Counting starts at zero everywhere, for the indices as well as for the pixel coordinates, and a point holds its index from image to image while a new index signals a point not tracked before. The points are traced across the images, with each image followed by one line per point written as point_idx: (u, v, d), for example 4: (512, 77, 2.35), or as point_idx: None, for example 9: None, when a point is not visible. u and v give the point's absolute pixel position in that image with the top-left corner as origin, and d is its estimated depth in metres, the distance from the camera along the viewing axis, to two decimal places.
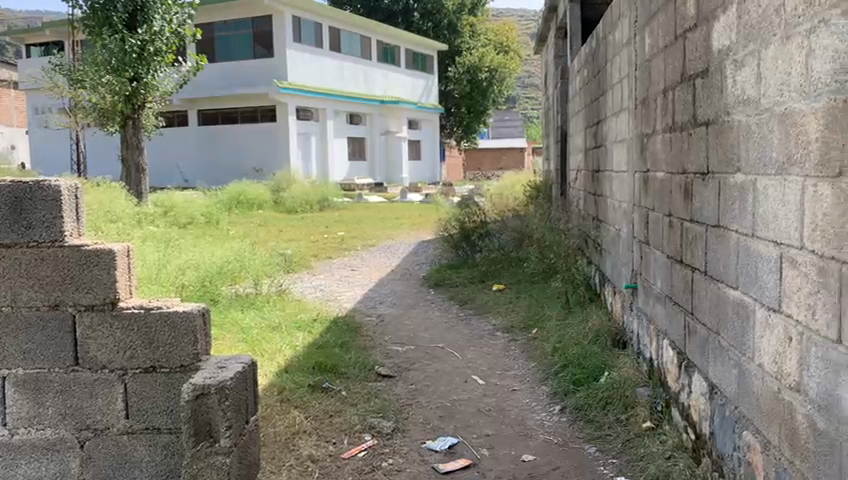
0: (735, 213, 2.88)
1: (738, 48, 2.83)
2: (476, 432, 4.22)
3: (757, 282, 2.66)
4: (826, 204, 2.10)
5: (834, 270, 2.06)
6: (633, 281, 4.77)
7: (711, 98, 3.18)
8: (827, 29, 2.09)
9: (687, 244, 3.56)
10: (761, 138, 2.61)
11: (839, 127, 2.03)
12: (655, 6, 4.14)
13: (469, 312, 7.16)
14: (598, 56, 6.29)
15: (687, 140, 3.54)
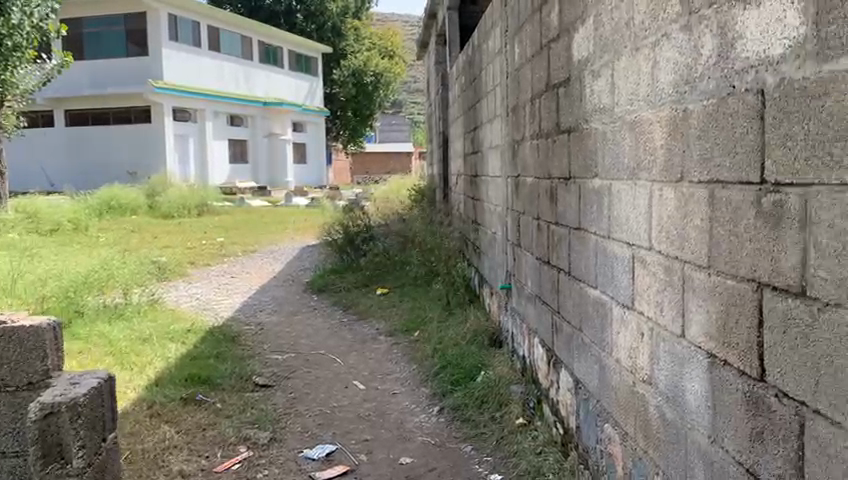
0: (594, 216, 3.03)
1: (595, 59, 2.97)
2: (355, 437, 4.20)
3: (613, 281, 2.81)
4: (670, 207, 2.25)
5: (678, 270, 2.21)
6: (507, 283, 4.91)
7: (572, 106, 3.33)
8: (669, 43, 2.24)
9: (553, 246, 3.70)
10: (615, 144, 2.76)
11: (680, 135, 2.18)
12: (522, 16, 4.30)
13: (352, 316, 7.13)
14: (473, 63, 6.45)
15: (552, 146, 3.69)
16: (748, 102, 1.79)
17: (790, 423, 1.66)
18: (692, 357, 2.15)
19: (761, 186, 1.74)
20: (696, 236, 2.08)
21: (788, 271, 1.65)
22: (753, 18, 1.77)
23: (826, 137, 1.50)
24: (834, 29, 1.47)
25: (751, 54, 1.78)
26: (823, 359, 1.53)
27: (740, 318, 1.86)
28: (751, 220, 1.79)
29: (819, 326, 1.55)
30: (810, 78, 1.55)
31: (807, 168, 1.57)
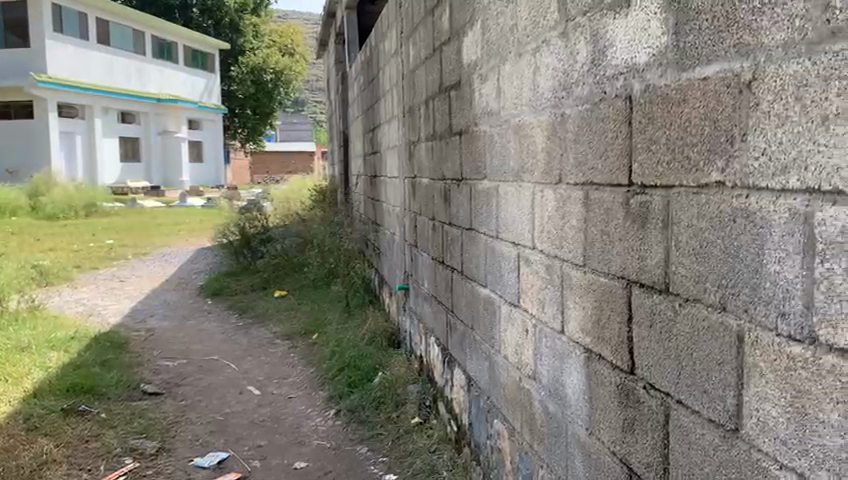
0: (484, 216, 3.09)
1: (483, 62, 3.04)
2: (248, 444, 4.12)
3: (501, 280, 2.89)
4: (549, 208, 2.38)
5: (557, 268, 2.33)
6: (404, 283, 4.95)
7: (462, 108, 3.39)
8: (549, 50, 2.35)
9: (446, 247, 3.75)
10: (502, 146, 2.83)
11: (557, 139, 2.31)
12: (416, 19, 4.33)
13: (248, 320, 6.97)
14: (371, 64, 6.46)
15: (445, 148, 3.74)
16: (617, 108, 1.91)
17: (657, 413, 1.76)
18: (572, 353, 2.25)
19: (629, 188, 1.86)
20: (573, 236, 2.20)
21: (654, 269, 1.75)
22: (622, 27, 1.86)
23: (684, 141, 1.60)
24: (691, 39, 1.57)
25: (619, 62, 1.90)
26: (684, 351, 1.63)
27: (611, 314, 1.98)
28: (620, 221, 1.91)
29: (680, 320, 1.64)
30: (670, 85, 1.65)
31: (669, 172, 1.67)
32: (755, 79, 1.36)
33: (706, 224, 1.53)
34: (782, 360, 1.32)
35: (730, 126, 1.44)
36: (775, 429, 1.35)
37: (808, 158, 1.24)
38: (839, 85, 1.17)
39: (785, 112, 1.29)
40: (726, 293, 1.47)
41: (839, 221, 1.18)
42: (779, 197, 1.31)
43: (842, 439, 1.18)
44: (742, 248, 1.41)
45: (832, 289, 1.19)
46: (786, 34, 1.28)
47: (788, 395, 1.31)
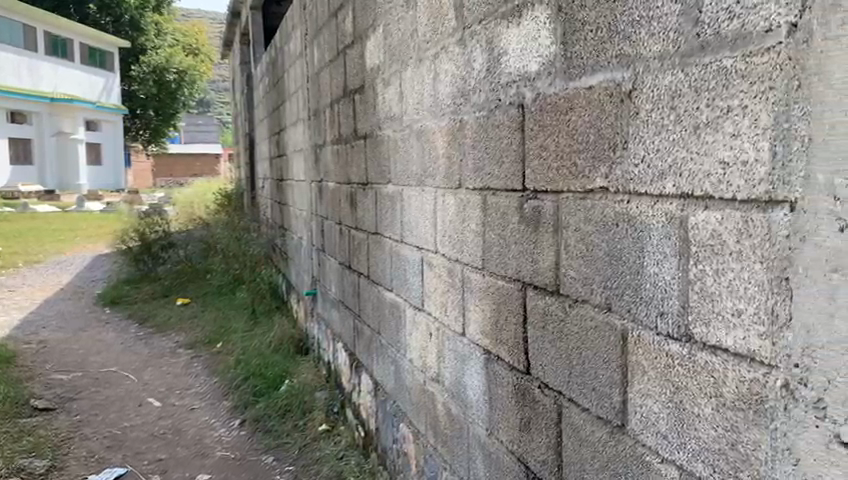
0: (388, 220, 3.09)
1: (385, 67, 3.04)
2: (147, 458, 3.97)
3: (406, 284, 2.89)
4: (450, 212, 2.40)
5: (458, 271, 2.36)
6: (311, 289, 4.89)
7: (366, 112, 3.38)
8: (447, 56, 2.38)
9: (352, 251, 3.74)
10: (404, 150, 2.85)
11: (457, 144, 2.34)
12: (320, 22, 4.30)
13: (149, 330, 6.71)
14: (276, 66, 6.36)
15: (349, 152, 3.72)
16: (511, 114, 1.96)
17: (551, 412, 1.82)
18: (472, 354, 2.29)
19: (523, 193, 1.92)
20: (472, 240, 2.24)
21: (546, 271, 1.81)
22: (515, 35, 1.92)
23: (573, 149, 1.68)
24: (577, 50, 1.64)
25: (512, 71, 1.95)
26: (574, 352, 1.70)
27: (508, 316, 2.03)
28: (515, 225, 1.97)
29: (570, 320, 1.71)
30: (559, 94, 1.72)
31: (559, 178, 1.74)
32: (635, 89, 1.44)
33: (593, 228, 1.60)
34: (662, 358, 1.39)
35: (612, 134, 1.52)
36: (657, 424, 1.42)
37: (682, 165, 1.31)
38: (708, 96, 1.24)
39: (662, 121, 1.36)
40: (611, 295, 1.54)
41: (709, 225, 1.25)
42: (657, 201, 1.39)
43: (715, 431, 1.26)
44: (625, 250, 1.49)
45: (705, 289, 1.26)
46: (662, 46, 1.35)
47: (668, 391, 1.38)
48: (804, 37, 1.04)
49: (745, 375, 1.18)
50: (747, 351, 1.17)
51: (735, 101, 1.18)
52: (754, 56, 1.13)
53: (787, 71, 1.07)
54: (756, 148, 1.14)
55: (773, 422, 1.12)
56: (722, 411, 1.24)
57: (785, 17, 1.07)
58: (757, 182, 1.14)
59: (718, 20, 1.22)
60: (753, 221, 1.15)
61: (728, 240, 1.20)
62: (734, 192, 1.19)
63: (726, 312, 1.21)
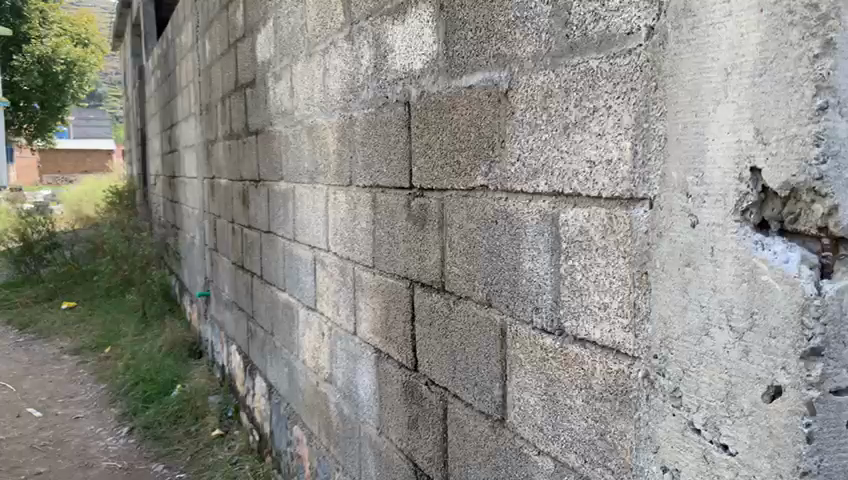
0: (280, 218, 3.03)
1: (276, 61, 2.98)
2: (25, 472, 3.73)
3: (298, 283, 2.84)
4: (341, 210, 2.37)
5: (349, 270, 2.33)
6: (204, 290, 4.74)
7: (258, 107, 3.30)
8: (336, 51, 2.36)
9: (245, 250, 3.64)
10: (296, 147, 2.79)
11: (347, 141, 2.31)
12: (211, 14, 4.17)
13: (31, 336, 6.32)
14: (167, 59, 6.13)
15: (241, 148, 3.62)
16: (398, 111, 1.96)
17: (437, 408, 1.83)
18: (363, 354, 2.27)
19: (410, 191, 1.92)
20: (362, 238, 2.22)
21: (432, 269, 1.82)
22: (401, 33, 1.92)
23: (455, 147, 1.69)
24: (458, 49, 1.66)
25: (398, 68, 1.95)
26: (458, 348, 1.71)
27: (397, 314, 2.02)
28: (403, 223, 1.96)
29: (455, 316, 1.73)
30: (442, 92, 1.74)
31: (443, 176, 1.75)
32: (511, 89, 1.47)
33: (474, 225, 1.63)
34: (538, 351, 1.43)
35: (491, 134, 1.55)
36: (533, 417, 1.45)
37: (553, 164, 1.35)
38: (576, 97, 1.28)
39: (535, 121, 1.40)
40: (491, 291, 1.57)
41: (578, 222, 1.29)
42: (532, 199, 1.43)
43: (585, 422, 1.30)
44: (504, 247, 1.52)
45: (575, 284, 1.30)
46: (535, 47, 1.39)
47: (543, 384, 1.41)
48: (659, 41, 1.08)
49: (611, 366, 1.22)
50: (612, 343, 1.22)
51: (600, 101, 1.22)
52: (617, 58, 1.17)
53: (645, 73, 1.11)
54: (619, 147, 1.18)
55: (636, 412, 1.17)
56: (591, 403, 1.28)
57: (644, 20, 1.11)
58: (620, 180, 1.18)
59: (584, 22, 1.25)
60: (616, 218, 1.19)
61: (595, 236, 1.25)
62: (599, 190, 1.23)
63: (593, 306, 1.26)
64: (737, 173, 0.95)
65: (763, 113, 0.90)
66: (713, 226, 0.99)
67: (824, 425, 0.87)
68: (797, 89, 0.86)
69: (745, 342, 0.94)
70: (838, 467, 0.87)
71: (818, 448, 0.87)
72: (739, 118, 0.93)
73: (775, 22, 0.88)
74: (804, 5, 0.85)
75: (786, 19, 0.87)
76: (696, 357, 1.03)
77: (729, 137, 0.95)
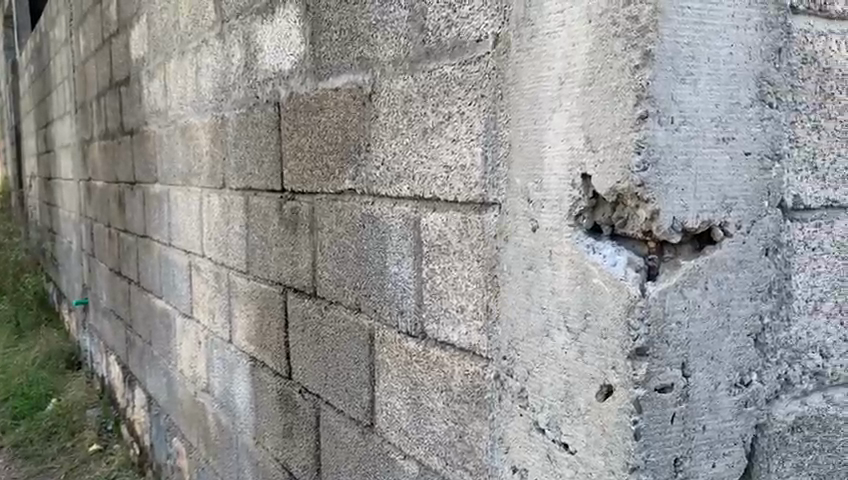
0: (156, 222, 2.91)
1: (149, 59, 2.86)
2: None
3: (175, 290, 2.74)
4: (215, 213, 2.30)
5: (224, 276, 2.26)
6: (82, 298, 4.49)
7: (133, 106, 3.15)
8: (208, 50, 2.28)
9: (122, 257, 3.47)
10: (170, 148, 2.69)
11: (219, 142, 2.24)
12: (84, 8, 3.96)
13: None
14: (41, 53, 5.78)
15: (116, 149, 3.46)
16: (268, 112, 1.91)
17: (310, 416, 1.80)
18: (239, 362, 2.21)
19: (281, 194, 1.87)
20: (236, 242, 2.15)
21: (304, 273, 1.79)
22: (270, 32, 1.87)
23: (324, 150, 1.67)
24: (324, 50, 1.63)
25: (268, 69, 1.90)
26: (329, 354, 1.69)
27: (270, 320, 1.97)
28: (274, 227, 1.92)
29: (325, 322, 1.70)
30: (309, 94, 1.71)
31: (313, 179, 1.72)
32: (374, 92, 1.46)
33: (343, 230, 1.61)
34: (402, 355, 1.42)
35: (357, 137, 1.53)
36: (399, 421, 1.45)
37: (414, 169, 1.36)
38: (433, 102, 1.29)
39: (396, 125, 1.40)
40: (360, 296, 1.56)
41: (437, 227, 1.30)
42: (395, 203, 1.43)
43: (445, 424, 1.31)
44: (370, 251, 1.51)
45: (435, 288, 1.31)
46: (395, 51, 1.39)
47: (407, 388, 1.41)
48: (504, 49, 1.11)
49: (468, 368, 1.24)
50: (469, 345, 1.23)
51: (454, 108, 1.23)
52: (468, 64, 1.19)
53: (493, 81, 1.13)
54: (472, 152, 1.20)
55: (491, 414, 1.18)
56: (450, 405, 1.29)
57: (491, 28, 1.13)
58: (473, 185, 1.20)
59: (439, 28, 1.26)
60: (471, 221, 1.21)
61: (452, 240, 1.26)
62: (455, 194, 1.25)
63: (452, 310, 1.27)
64: (571, 179, 0.98)
65: (592, 122, 0.93)
66: (551, 231, 1.02)
67: (650, 422, 0.90)
68: (621, 100, 0.89)
69: (581, 343, 0.97)
70: (664, 462, 0.91)
71: (645, 444, 0.90)
72: (572, 126, 0.97)
73: (601, 34, 0.91)
74: (626, 17, 0.88)
75: (610, 30, 0.90)
76: (539, 358, 1.06)
77: (564, 144, 0.99)
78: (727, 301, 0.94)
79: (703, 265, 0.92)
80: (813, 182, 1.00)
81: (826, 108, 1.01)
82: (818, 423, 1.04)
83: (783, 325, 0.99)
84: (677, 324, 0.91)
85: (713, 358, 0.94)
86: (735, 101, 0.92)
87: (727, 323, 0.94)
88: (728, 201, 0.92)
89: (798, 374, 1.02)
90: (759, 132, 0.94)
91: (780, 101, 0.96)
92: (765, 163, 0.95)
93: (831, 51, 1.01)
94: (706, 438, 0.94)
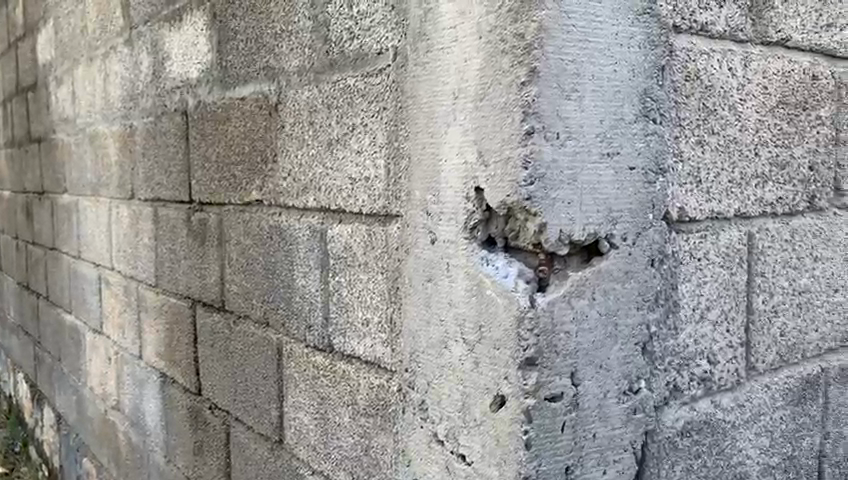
0: (65, 234, 2.80)
1: (57, 64, 2.75)
2: None
3: (84, 305, 2.63)
4: (124, 225, 2.23)
5: (133, 289, 2.19)
6: None
7: (40, 113, 3.03)
8: (115, 56, 2.21)
9: (30, 270, 3.32)
10: (78, 157, 2.59)
11: (128, 151, 2.17)
12: None
13: None
14: None
15: (23, 159, 3.31)
16: (176, 121, 1.86)
17: (220, 432, 1.76)
18: (149, 378, 2.14)
19: (190, 205, 1.83)
20: (145, 255, 2.09)
21: (213, 287, 1.75)
22: (177, 40, 1.84)
23: (232, 160, 1.63)
24: (231, 59, 1.61)
25: (175, 77, 1.86)
26: (239, 368, 1.65)
27: (180, 335, 1.92)
28: (183, 238, 1.87)
29: (235, 336, 1.67)
30: (217, 103, 1.67)
31: (220, 190, 1.69)
32: (280, 102, 1.44)
33: (251, 242, 1.58)
34: (309, 368, 1.40)
35: (264, 147, 1.51)
36: (307, 436, 1.42)
37: (319, 180, 1.35)
38: (336, 113, 1.28)
39: (302, 135, 1.38)
40: (268, 309, 1.53)
41: (342, 239, 1.29)
42: (302, 214, 1.41)
43: (352, 438, 1.29)
44: (277, 264, 1.49)
45: (341, 300, 1.30)
46: (300, 61, 1.38)
47: (314, 403, 1.39)
48: (402, 62, 1.11)
49: (373, 381, 1.23)
50: (374, 358, 1.23)
51: (357, 119, 1.23)
52: (369, 76, 1.19)
53: (393, 93, 1.14)
54: (375, 165, 1.20)
55: (395, 427, 1.18)
56: (356, 419, 1.28)
57: (391, 41, 1.13)
58: (377, 196, 1.20)
59: (342, 39, 1.26)
60: (375, 234, 1.21)
61: (357, 252, 1.25)
62: (360, 206, 1.24)
63: (358, 323, 1.26)
64: (465, 193, 0.99)
65: (483, 137, 0.95)
66: (448, 243, 1.03)
67: (540, 431, 0.91)
68: (509, 115, 0.91)
69: (476, 354, 0.98)
70: (555, 470, 0.93)
71: (535, 453, 0.91)
72: (465, 140, 0.98)
73: (491, 49, 0.93)
74: (513, 35, 0.90)
75: (499, 46, 0.92)
76: (438, 370, 1.06)
77: (458, 158, 1.00)
78: (614, 311, 0.97)
79: (591, 276, 0.94)
80: (698, 195, 1.05)
81: (709, 123, 1.06)
82: (706, 426, 1.09)
83: (669, 334, 1.03)
84: (566, 334, 0.92)
85: (602, 367, 0.96)
86: (620, 117, 0.95)
87: (614, 332, 0.97)
88: (614, 213, 0.95)
89: (686, 381, 1.06)
90: (643, 147, 0.97)
91: (664, 116, 1.00)
92: (650, 177, 0.98)
93: (712, 69, 1.06)
94: (596, 446, 0.96)
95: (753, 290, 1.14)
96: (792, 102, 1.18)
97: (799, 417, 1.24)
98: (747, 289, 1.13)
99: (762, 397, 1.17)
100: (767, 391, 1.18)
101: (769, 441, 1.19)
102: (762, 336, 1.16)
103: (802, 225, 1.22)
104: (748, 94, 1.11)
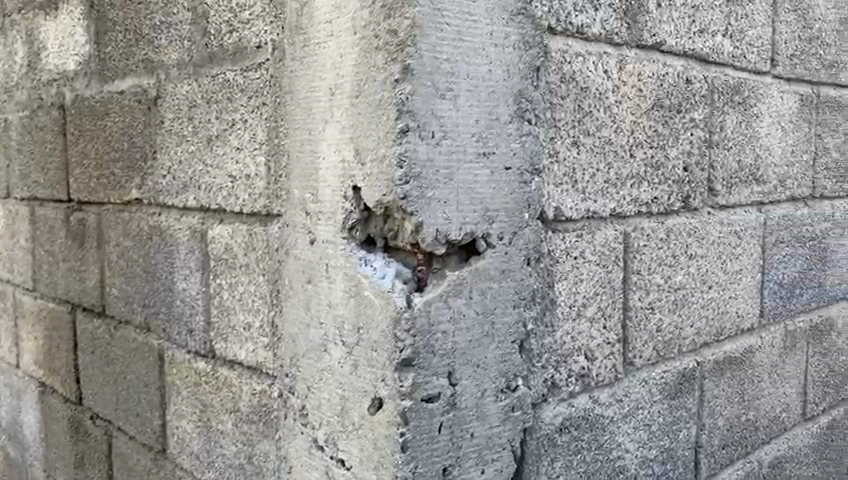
0: None
1: None
2: None
3: None
4: None
5: (9, 294, 2.05)
6: None
7: None
8: None
9: None
10: None
11: None
12: None
13: None
14: None
15: None
16: (53, 115, 1.76)
17: (101, 444, 1.67)
18: (27, 388, 2.01)
19: (68, 204, 1.73)
20: (21, 257, 1.97)
21: (93, 291, 1.66)
22: (52, 30, 1.74)
23: (110, 157, 1.55)
24: (109, 51, 1.53)
25: (52, 69, 1.76)
26: (120, 375, 1.57)
27: (59, 342, 1.81)
28: (62, 239, 1.77)
29: (115, 342, 1.58)
30: (95, 96, 1.59)
31: (99, 189, 1.60)
32: (159, 97, 1.38)
33: (131, 243, 1.50)
34: (191, 374, 1.34)
35: (143, 144, 1.44)
36: (190, 444, 1.37)
37: (199, 178, 1.29)
38: (216, 108, 1.23)
39: (181, 131, 1.33)
40: (150, 313, 1.46)
41: (223, 239, 1.24)
42: (183, 214, 1.35)
43: (234, 446, 1.25)
44: (159, 266, 1.42)
45: (223, 303, 1.26)
46: (179, 54, 1.32)
47: (197, 410, 1.34)
48: (280, 57, 1.08)
49: (256, 386, 1.19)
50: (256, 362, 1.19)
51: (237, 115, 1.19)
52: (248, 71, 1.15)
53: (272, 89, 1.10)
54: (255, 162, 1.16)
55: (277, 433, 1.14)
56: (239, 426, 1.23)
57: (269, 35, 1.10)
58: (258, 195, 1.16)
59: (221, 32, 1.21)
60: (256, 234, 1.17)
61: (238, 253, 1.21)
62: (240, 206, 1.20)
63: (239, 326, 1.22)
64: (342, 192, 0.97)
65: (359, 135, 0.93)
66: (327, 243, 1.00)
67: (417, 433, 0.90)
68: (383, 113, 0.89)
69: (354, 357, 0.96)
70: (432, 472, 0.92)
71: (411, 456, 0.90)
72: (342, 138, 0.96)
73: (365, 45, 0.91)
74: (387, 31, 0.88)
75: (373, 42, 0.90)
76: (317, 374, 1.04)
77: (336, 156, 0.97)
78: (491, 310, 0.97)
79: (467, 276, 0.94)
80: (574, 195, 1.07)
81: (584, 125, 1.08)
82: (584, 422, 1.11)
83: (546, 332, 1.04)
84: (442, 334, 0.92)
85: (479, 366, 0.96)
86: (495, 117, 0.95)
87: (491, 331, 0.97)
88: (489, 213, 0.95)
89: (564, 377, 1.08)
90: (518, 147, 0.98)
91: (539, 117, 1.01)
92: (525, 177, 0.99)
93: (588, 72, 1.08)
94: (474, 445, 0.96)
95: (629, 288, 1.18)
96: (667, 105, 1.22)
97: (675, 410, 1.28)
98: (623, 287, 1.16)
99: (639, 392, 1.20)
100: (644, 386, 1.21)
101: (647, 434, 1.22)
102: (639, 333, 1.20)
103: (676, 224, 1.27)
104: (623, 96, 1.14)
